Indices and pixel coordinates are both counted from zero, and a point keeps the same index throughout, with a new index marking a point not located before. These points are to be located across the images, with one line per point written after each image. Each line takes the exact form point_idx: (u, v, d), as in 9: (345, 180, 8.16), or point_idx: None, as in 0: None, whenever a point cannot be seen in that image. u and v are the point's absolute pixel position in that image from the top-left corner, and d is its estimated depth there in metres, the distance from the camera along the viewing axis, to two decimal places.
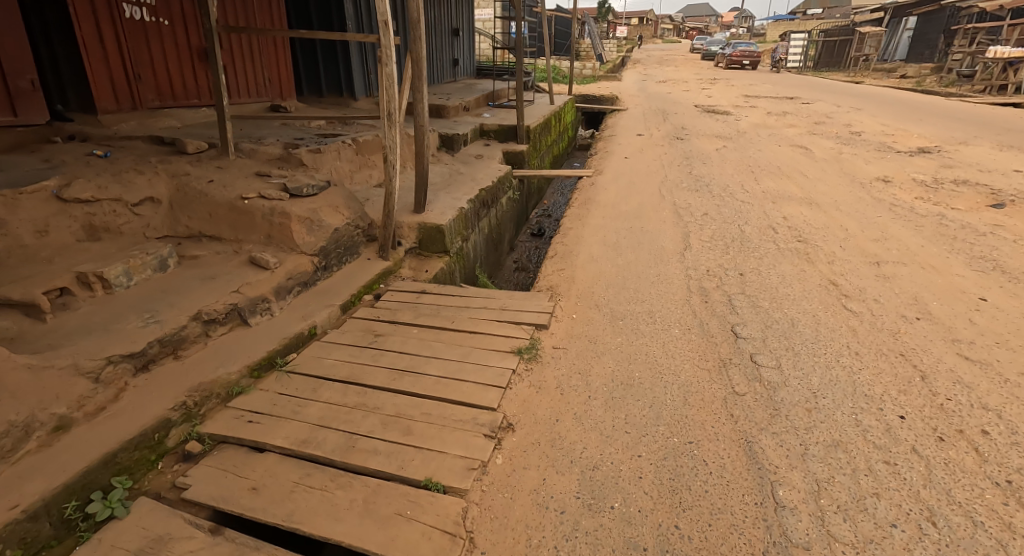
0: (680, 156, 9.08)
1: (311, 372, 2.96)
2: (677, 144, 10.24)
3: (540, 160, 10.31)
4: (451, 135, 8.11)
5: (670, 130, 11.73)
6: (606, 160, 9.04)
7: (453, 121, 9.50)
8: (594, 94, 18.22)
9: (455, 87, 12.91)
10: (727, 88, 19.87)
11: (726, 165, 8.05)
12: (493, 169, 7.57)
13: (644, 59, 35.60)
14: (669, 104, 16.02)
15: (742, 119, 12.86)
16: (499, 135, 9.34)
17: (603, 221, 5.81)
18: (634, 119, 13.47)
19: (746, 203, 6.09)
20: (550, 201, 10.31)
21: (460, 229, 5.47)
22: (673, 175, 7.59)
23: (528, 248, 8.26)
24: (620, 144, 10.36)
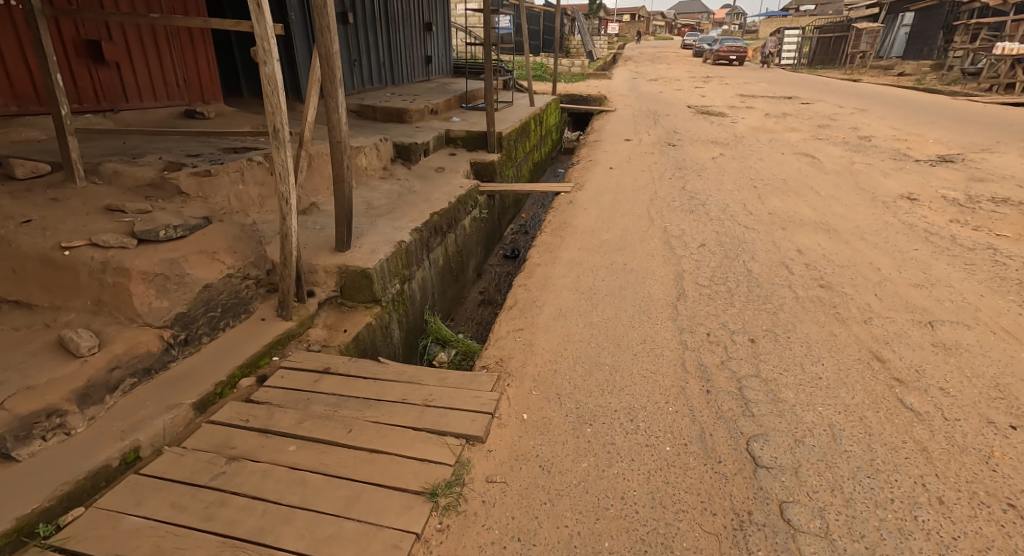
0: (670, 167, 8.03)
1: (89, 548, 1.90)
2: (667, 151, 9.19)
3: (517, 169, 9.24)
4: (407, 144, 7.04)
5: (661, 135, 10.68)
6: (588, 171, 7.99)
7: (416, 127, 8.43)
8: (581, 94, 17.13)
9: (427, 86, 11.82)
10: (720, 88, 18.88)
11: (724, 178, 7.03)
12: (454, 186, 6.50)
13: (635, 56, 34.50)
14: (660, 104, 14.98)
15: (738, 122, 11.82)
16: (468, 142, 8.27)
17: (578, 254, 4.76)
18: (622, 121, 12.43)
19: (749, 231, 5.06)
20: (527, 215, 9.26)
21: (399, 270, 4.43)
22: (663, 192, 6.55)
23: (498, 274, 7.21)
24: (605, 151, 9.30)
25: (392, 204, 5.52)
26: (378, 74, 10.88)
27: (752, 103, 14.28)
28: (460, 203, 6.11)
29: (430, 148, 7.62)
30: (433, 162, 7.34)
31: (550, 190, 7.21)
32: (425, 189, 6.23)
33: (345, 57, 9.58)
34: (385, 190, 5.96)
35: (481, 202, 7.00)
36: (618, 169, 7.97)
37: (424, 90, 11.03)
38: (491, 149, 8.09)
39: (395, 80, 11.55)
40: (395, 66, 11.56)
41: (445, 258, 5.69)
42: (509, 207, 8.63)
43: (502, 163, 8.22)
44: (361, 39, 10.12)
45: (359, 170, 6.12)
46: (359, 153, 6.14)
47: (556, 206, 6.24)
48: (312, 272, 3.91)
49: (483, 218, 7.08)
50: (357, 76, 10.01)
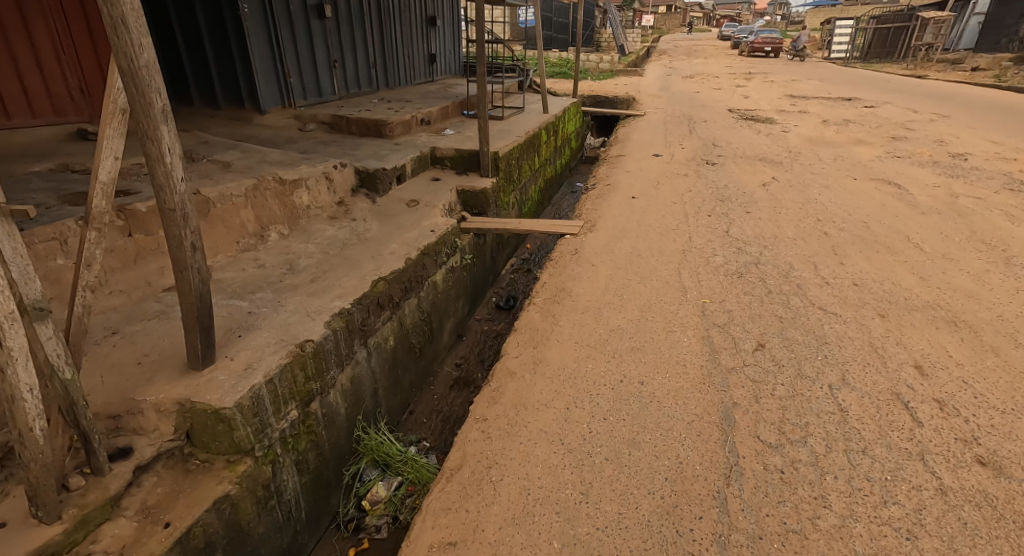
0: (708, 195, 6.41)
1: None
2: (704, 172, 7.53)
3: (521, 192, 7.76)
4: (371, 170, 5.62)
5: (696, 148, 8.99)
6: (605, 201, 6.42)
7: (397, 143, 7.03)
8: (606, 95, 15.42)
9: (426, 89, 10.41)
10: (766, 86, 16.94)
11: (779, 218, 5.39)
12: (424, 228, 5.04)
13: (672, 50, 32.44)
14: (697, 107, 13.26)
15: (791, 131, 10.04)
16: (457, 162, 6.82)
17: (572, 357, 3.25)
18: (652, 128, 10.80)
19: (829, 322, 3.45)
20: (532, 245, 7.78)
21: (299, 387, 2.95)
22: (699, 240, 4.95)
23: (484, 335, 5.73)
24: (626, 172, 7.69)
25: (324, 265, 4.06)
26: (366, 77, 9.44)
27: (803, 107, 12.39)
28: (428, 255, 4.65)
29: (406, 172, 6.19)
30: (407, 191, 5.91)
31: (554, 228, 5.70)
32: (383, 235, 4.78)
33: (322, 59, 8.17)
34: (326, 240, 4.53)
35: (463, 245, 5.53)
36: (641, 199, 6.38)
37: (418, 96, 9.57)
38: (484, 173, 6.62)
39: (388, 82, 10.15)
40: (388, 68, 10.10)
41: (400, 334, 4.22)
42: (508, 240, 7.18)
43: (500, 188, 6.77)
44: (344, 37, 8.67)
45: (295, 211, 4.69)
46: (296, 188, 4.72)
47: (555, 260, 4.72)
48: (131, 413, 2.45)
49: (465, 266, 5.61)
50: (337, 81, 8.60)
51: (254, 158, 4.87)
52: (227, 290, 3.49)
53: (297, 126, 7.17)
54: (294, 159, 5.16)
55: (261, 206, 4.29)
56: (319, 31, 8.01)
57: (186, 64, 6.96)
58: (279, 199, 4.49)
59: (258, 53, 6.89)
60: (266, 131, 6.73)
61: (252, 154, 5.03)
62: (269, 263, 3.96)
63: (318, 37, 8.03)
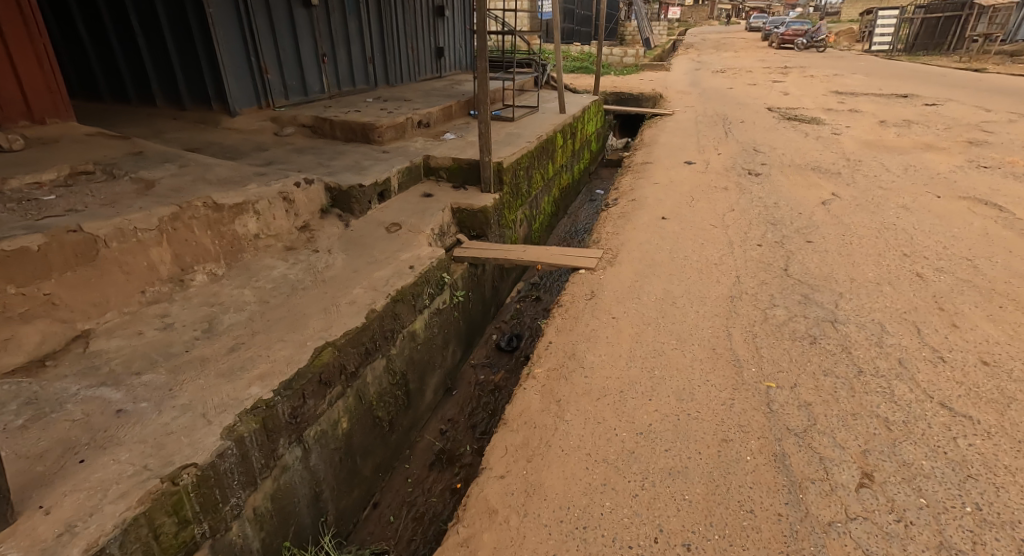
0: (755, 216, 5.33)
1: None
2: (748, 184, 6.45)
3: (529, 206, 6.82)
4: (345, 187, 4.67)
5: (736, 154, 7.88)
6: (629, 221, 5.41)
7: (386, 151, 6.07)
8: (630, 92, 14.27)
9: (431, 86, 9.44)
10: (805, 81, 15.67)
11: (850, 253, 4.31)
12: (401, 262, 4.05)
13: (699, 43, 31.08)
14: (731, 105, 12.11)
15: (843, 135, 8.89)
16: (454, 175, 5.85)
17: (584, 488, 2.26)
18: (683, 130, 9.72)
19: (956, 436, 2.40)
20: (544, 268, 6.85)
21: (165, 544, 1.93)
22: (749, 287, 3.91)
23: (478, 388, 4.76)
24: (654, 183, 6.64)
25: (258, 321, 3.06)
26: (359, 74, 8.46)
27: (851, 107, 11.17)
28: (402, 300, 3.66)
29: (391, 186, 5.25)
30: (389, 210, 4.96)
31: (566, 257, 4.71)
32: (347, 273, 3.78)
33: (306, 54, 7.19)
34: (272, 282, 3.53)
35: (453, 279, 4.56)
36: (673, 220, 5.35)
37: (419, 94, 8.58)
38: (486, 187, 5.65)
39: (388, 79, 9.18)
40: (386, 63, 9.10)
41: (358, 410, 3.22)
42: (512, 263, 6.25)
43: (503, 203, 5.82)
44: (333, 28, 7.67)
45: (236, 243, 3.69)
46: (239, 214, 3.73)
47: (564, 312, 3.74)
48: None
49: (456, 305, 4.65)
50: (325, 77, 7.61)
51: (192, 174, 3.90)
52: (102, 371, 2.48)
53: (273, 130, 6.22)
54: (247, 175, 4.19)
55: (183, 240, 3.28)
56: (302, 22, 7.02)
57: (144, 58, 5.99)
58: (211, 229, 3.48)
59: (226, 46, 5.91)
60: (234, 136, 5.78)
61: (193, 168, 4.06)
62: (181, 320, 2.94)
63: (300, 28, 7.04)
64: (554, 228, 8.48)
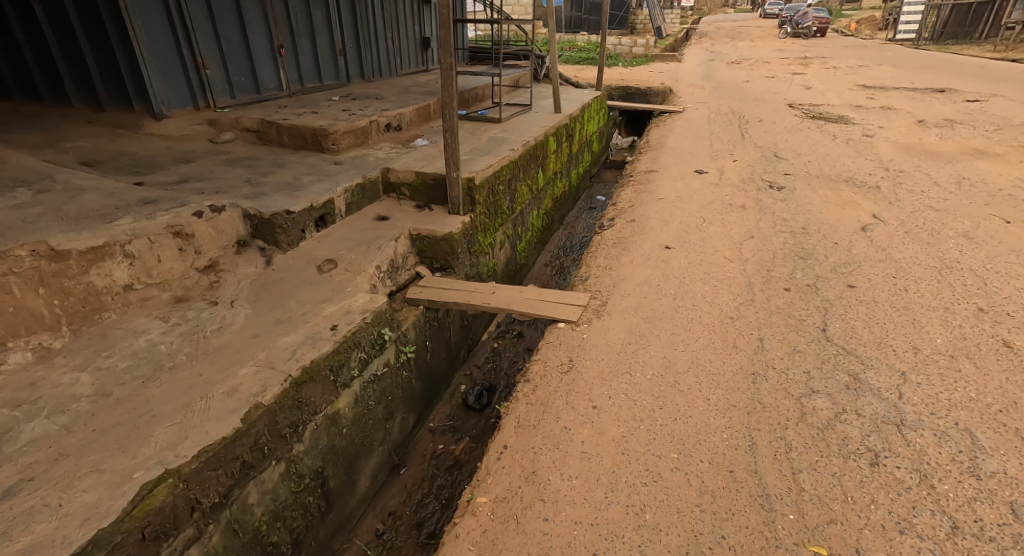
0: (778, 249, 4.38)
1: None
2: (769, 201, 5.50)
3: (512, 225, 5.92)
4: (268, 214, 3.74)
5: (753, 163, 6.90)
6: (626, 251, 4.49)
7: (340, 162, 5.15)
8: (637, 87, 13.22)
9: (412, 82, 8.52)
10: (828, 74, 14.55)
11: (906, 308, 3.36)
12: (323, 319, 3.12)
13: (713, 32, 29.80)
14: (748, 101, 11.07)
15: (876, 139, 7.87)
16: (417, 192, 4.95)
17: None
18: (694, 132, 8.74)
19: None
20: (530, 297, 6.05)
21: None
22: (775, 362, 2.97)
23: (434, 464, 3.84)
24: (657, 201, 5.71)
25: (74, 432, 2.13)
26: (325, 68, 7.53)
27: (880, 106, 10.13)
28: (311, 379, 2.74)
29: (334, 209, 4.33)
30: (328, 241, 4.04)
31: (542, 300, 3.80)
32: (242, 339, 2.85)
33: (256, 46, 6.26)
34: (128, 358, 2.59)
35: (399, 331, 3.64)
36: (679, 251, 4.43)
37: (393, 92, 7.62)
38: (454, 209, 4.74)
39: (362, 72, 8.26)
40: (357, 56, 8.17)
41: (231, 549, 2.29)
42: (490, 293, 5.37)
43: (477, 226, 4.91)
44: (290, 16, 6.74)
45: (93, 300, 2.80)
46: (98, 260, 2.80)
47: (529, 398, 2.84)
48: None
49: (404, 363, 3.73)
50: (281, 72, 6.68)
51: (44, 204, 2.97)
52: None
53: (208, 136, 5.31)
54: (130, 202, 3.26)
55: None
56: (251, 8, 6.09)
57: (52, 50, 5.07)
58: (43, 285, 2.61)
59: (148, 38, 4.99)
60: (157, 144, 4.87)
61: (54, 194, 3.14)
62: None
63: (248, 16, 6.11)
64: (545, 243, 7.58)
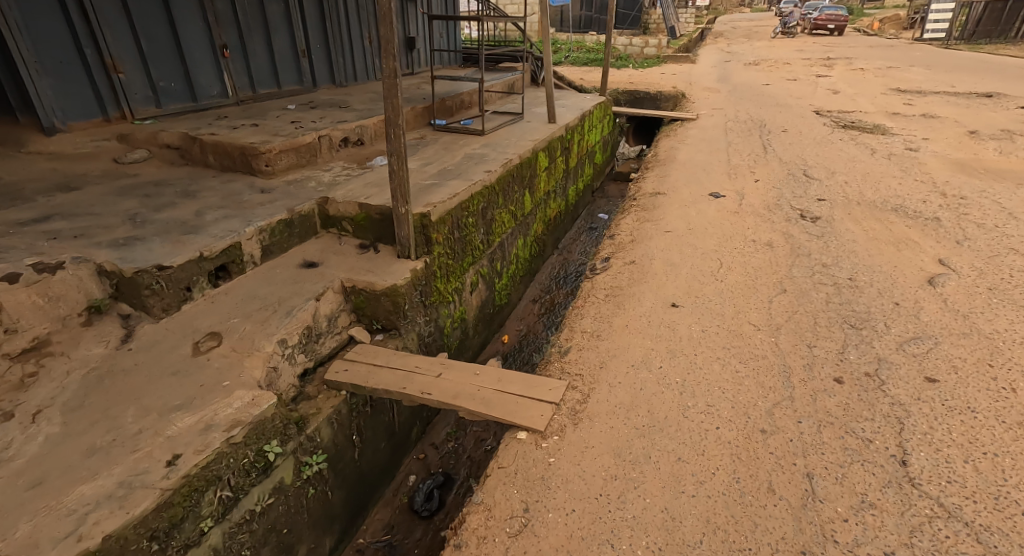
0: (819, 313, 3.36)
1: None
2: (802, 238, 4.51)
3: (487, 261, 4.95)
4: (129, 271, 2.72)
5: (778, 187, 5.87)
6: (623, 312, 3.54)
7: (272, 188, 4.20)
8: (646, 91, 12.16)
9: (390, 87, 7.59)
10: (855, 77, 13.47)
11: (1021, 426, 2.37)
12: (164, 443, 2.11)
13: (729, 32, 28.64)
14: (769, 109, 10.05)
15: (922, 153, 6.81)
16: (361, 228, 3.97)
17: None
18: (709, 146, 7.75)
19: None
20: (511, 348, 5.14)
21: None
22: (835, 530, 1.98)
23: None
24: (664, 235, 4.73)
25: None
26: (283, 71, 6.58)
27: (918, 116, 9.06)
28: None
29: (242, 254, 3.31)
30: (222, 302, 3.03)
31: (501, 392, 2.81)
32: (11, 490, 1.89)
33: (190, 45, 5.31)
34: None
35: (301, 438, 2.63)
36: (689, 312, 3.47)
37: (362, 99, 6.64)
38: (404, 252, 3.75)
39: (332, 75, 7.35)
40: (324, 58, 7.21)
41: None
42: (454, 348, 4.40)
43: (435, 270, 3.95)
44: (236, 11, 5.79)
45: None
46: None
47: None
48: None
49: (311, 477, 2.70)
50: (225, 76, 5.76)
51: None
52: None
53: (115, 154, 4.39)
54: None
55: None
56: (181, 1, 5.14)
57: None
58: None
59: (34, 39, 4.10)
60: (41, 166, 3.95)
61: None
62: None
63: (179, 10, 5.17)
64: (534, 274, 6.59)
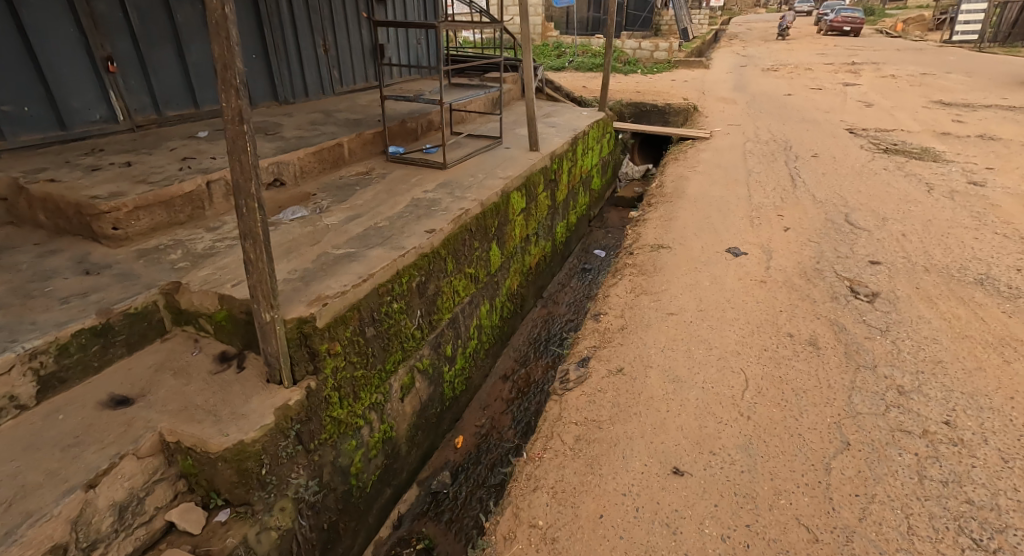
0: (915, 506, 2.14)
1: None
2: (858, 333, 3.27)
3: (428, 350, 3.70)
4: None
5: (813, 245, 4.64)
6: (600, 483, 2.35)
7: (111, 263, 2.98)
8: (653, 102, 10.88)
9: (345, 105, 6.38)
10: (888, 86, 12.17)
11: None
12: None
13: (744, 34, 27.36)
14: (794, 128, 8.80)
15: (992, 193, 5.58)
16: (223, 330, 2.72)
17: None
18: (728, 178, 6.53)
19: None
20: (465, 460, 3.95)
21: None
22: None
23: None
24: (665, 322, 3.53)
25: None
26: (204, 88, 5.36)
27: (969, 140, 7.80)
28: None
29: None
30: None
31: None
32: None
33: (53, 60, 4.12)
34: None
35: None
36: (699, 489, 2.28)
37: (299, 123, 5.43)
38: (273, 376, 2.48)
39: (271, 93, 6.17)
40: (261, 71, 6.01)
41: None
42: (371, 484, 3.16)
43: (330, 393, 2.69)
44: (131, 16, 4.60)
45: None
46: None
47: None
48: None
49: None
50: (113, 96, 4.56)
51: None
52: None
53: None
54: None
55: None
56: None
57: None
58: None
59: None
60: None
61: None
62: None
63: (34, 14, 3.97)
64: (507, 339, 5.37)
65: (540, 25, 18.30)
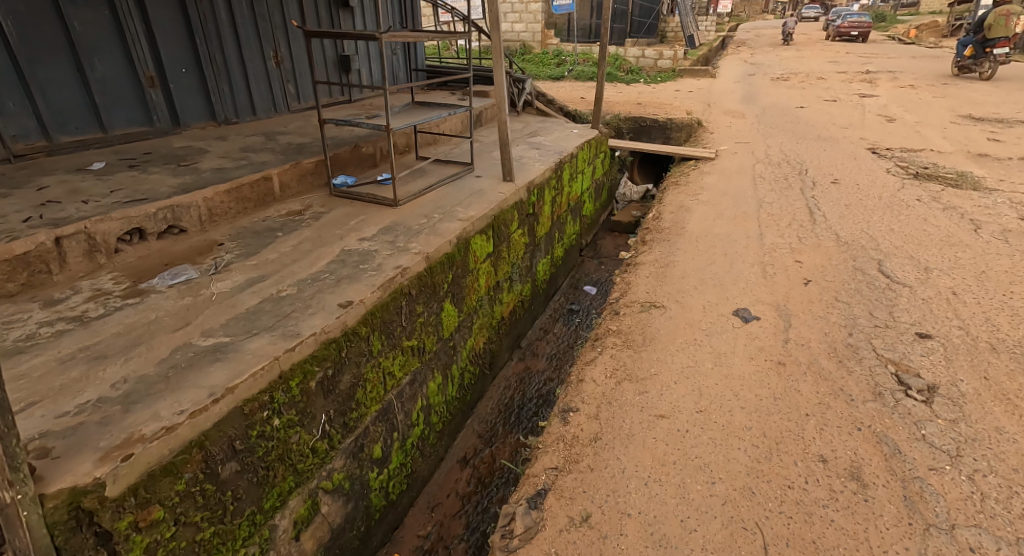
0: None
1: None
2: (917, 459, 2.42)
3: (345, 460, 2.77)
4: None
5: (843, 307, 3.76)
6: None
7: None
8: (653, 116, 10.02)
9: (295, 126, 5.53)
10: (908, 97, 11.29)
11: None
12: None
13: (752, 41, 26.54)
14: (810, 146, 7.93)
15: None
16: None
17: None
18: (737, 210, 5.67)
19: None
20: None
21: None
22: None
23: None
24: (652, 434, 2.67)
25: None
26: (112, 107, 4.45)
27: (1008, 163, 6.91)
28: None
29: None
30: None
31: None
32: None
33: None
34: None
35: None
36: None
37: (228, 150, 4.58)
38: None
39: (208, 111, 5.23)
40: (194, 86, 5.06)
41: None
42: None
43: None
44: (3, 21, 3.73)
45: None
46: None
47: None
48: None
49: None
50: None
51: None
52: None
53: None
54: None
55: None
56: None
57: None
58: None
59: None
60: None
61: None
62: None
63: None
64: (470, 409, 4.45)
65: (538, 32, 17.39)
